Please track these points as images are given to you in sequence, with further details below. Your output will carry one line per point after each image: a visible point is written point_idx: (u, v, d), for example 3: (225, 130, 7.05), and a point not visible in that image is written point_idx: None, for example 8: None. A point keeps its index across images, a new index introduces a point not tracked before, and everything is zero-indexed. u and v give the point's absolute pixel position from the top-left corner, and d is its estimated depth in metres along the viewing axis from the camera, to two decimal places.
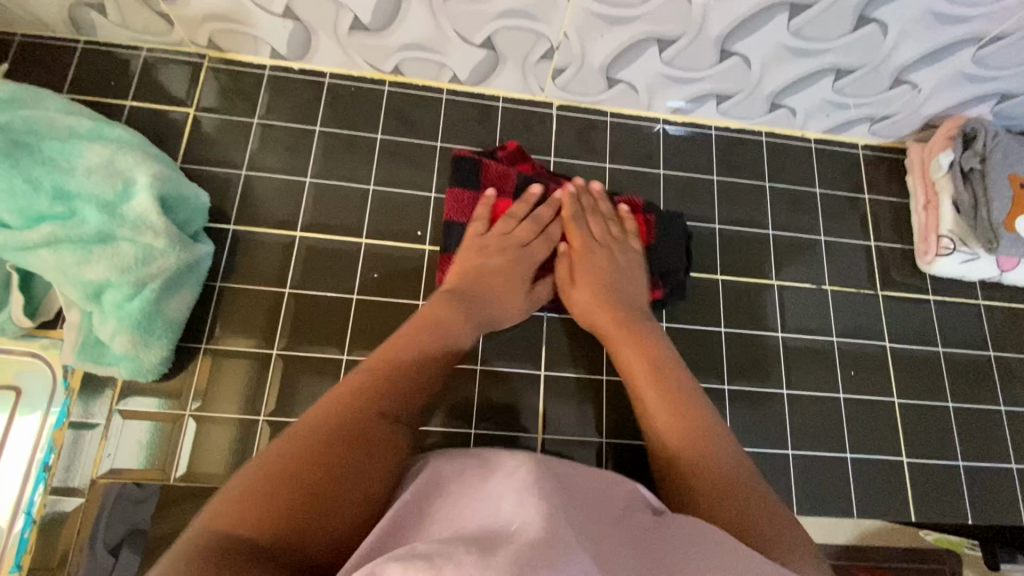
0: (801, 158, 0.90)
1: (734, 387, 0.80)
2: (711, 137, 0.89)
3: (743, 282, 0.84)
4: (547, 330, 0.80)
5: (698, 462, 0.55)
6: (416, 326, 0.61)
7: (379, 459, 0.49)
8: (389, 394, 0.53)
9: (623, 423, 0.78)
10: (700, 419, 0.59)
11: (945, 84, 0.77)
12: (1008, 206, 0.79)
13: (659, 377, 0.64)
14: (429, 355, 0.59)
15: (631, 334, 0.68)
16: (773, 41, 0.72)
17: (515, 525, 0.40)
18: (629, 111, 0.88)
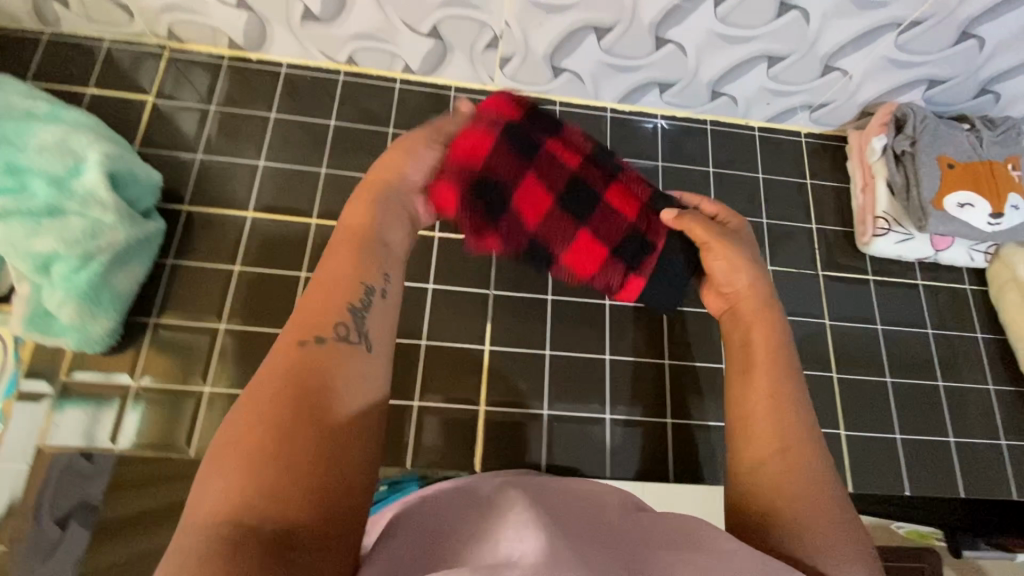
0: (745, 145, 0.93)
1: (673, 362, 0.83)
2: (658, 125, 0.92)
3: None
4: (493, 308, 0.83)
5: (780, 474, 0.46)
6: (340, 242, 0.47)
7: (342, 392, 0.40)
8: (301, 319, 0.42)
9: (566, 397, 0.80)
10: (792, 432, 0.47)
11: (874, 70, 0.81)
12: (937, 186, 0.80)
13: (755, 375, 0.51)
14: (356, 260, 0.46)
15: (743, 316, 0.55)
16: (703, 28, 0.76)
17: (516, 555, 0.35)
18: (578, 100, 0.91)
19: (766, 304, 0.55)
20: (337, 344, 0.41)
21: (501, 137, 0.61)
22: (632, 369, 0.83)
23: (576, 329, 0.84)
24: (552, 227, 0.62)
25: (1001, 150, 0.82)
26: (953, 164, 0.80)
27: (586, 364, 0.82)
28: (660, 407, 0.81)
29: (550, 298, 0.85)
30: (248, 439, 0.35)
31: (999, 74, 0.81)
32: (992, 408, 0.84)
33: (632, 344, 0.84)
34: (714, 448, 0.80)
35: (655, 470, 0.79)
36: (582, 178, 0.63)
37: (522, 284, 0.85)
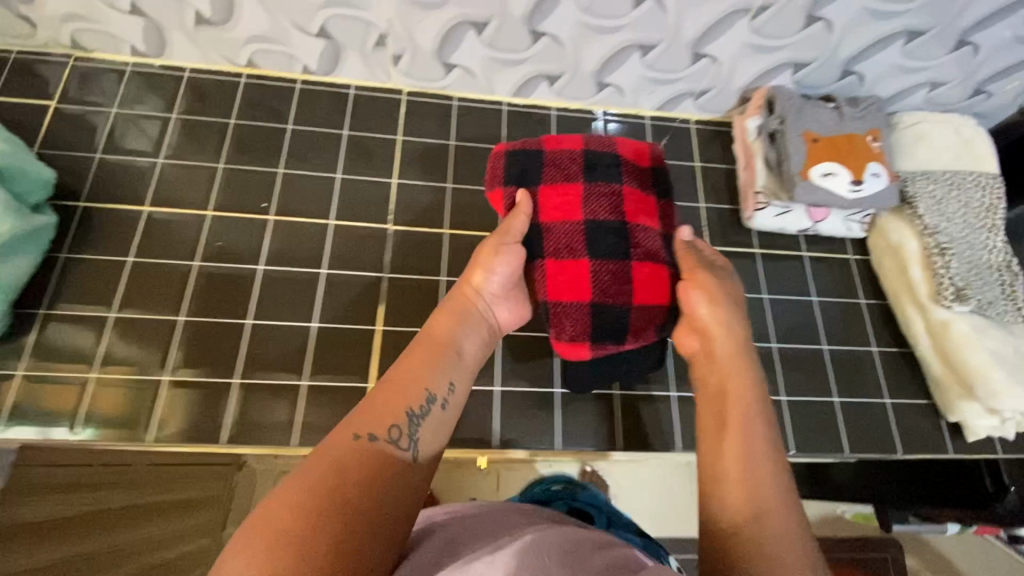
0: (636, 132, 0.98)
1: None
2: (551, 116, 0.97)
3: None
4: (385, 290, 0.84)
5: (743, 505, 0.55)
6: (425, 348, 0.64)
7: (407, 491, 0.52)
8: (369, 416, 0.54)
9: None
10: (751, 467, 0.57)
11: (739, 55, 0.86)
12: (804, 158, 0.84)
13: (727, 428, 0.62)
14: (424, 375, 0.60)
15: (722, 368, 0.68)
16: (573, 19, 0.80)
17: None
18: (474, 96, 0.95)
19: (742, 356, 0.69)
20: (388, 443, 0.53)
21: (592, 158, 0.72)
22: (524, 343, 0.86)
23: None
24: (578, 245, 0.69)
25: (860, 124, 0.87)
26: (817, 138, 0.85)
27: None
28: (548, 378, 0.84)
29: (443, 279, 0.85)
30: (316, 489, 0.46)
31: (856, 55, 0.87)
32: (877, 369, 0.87)
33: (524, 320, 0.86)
34: (604, 416, 0.84)
35: (547, 439, 0.82)
36: (634, 228, 0.70)
37: (417, 267, 0.87)
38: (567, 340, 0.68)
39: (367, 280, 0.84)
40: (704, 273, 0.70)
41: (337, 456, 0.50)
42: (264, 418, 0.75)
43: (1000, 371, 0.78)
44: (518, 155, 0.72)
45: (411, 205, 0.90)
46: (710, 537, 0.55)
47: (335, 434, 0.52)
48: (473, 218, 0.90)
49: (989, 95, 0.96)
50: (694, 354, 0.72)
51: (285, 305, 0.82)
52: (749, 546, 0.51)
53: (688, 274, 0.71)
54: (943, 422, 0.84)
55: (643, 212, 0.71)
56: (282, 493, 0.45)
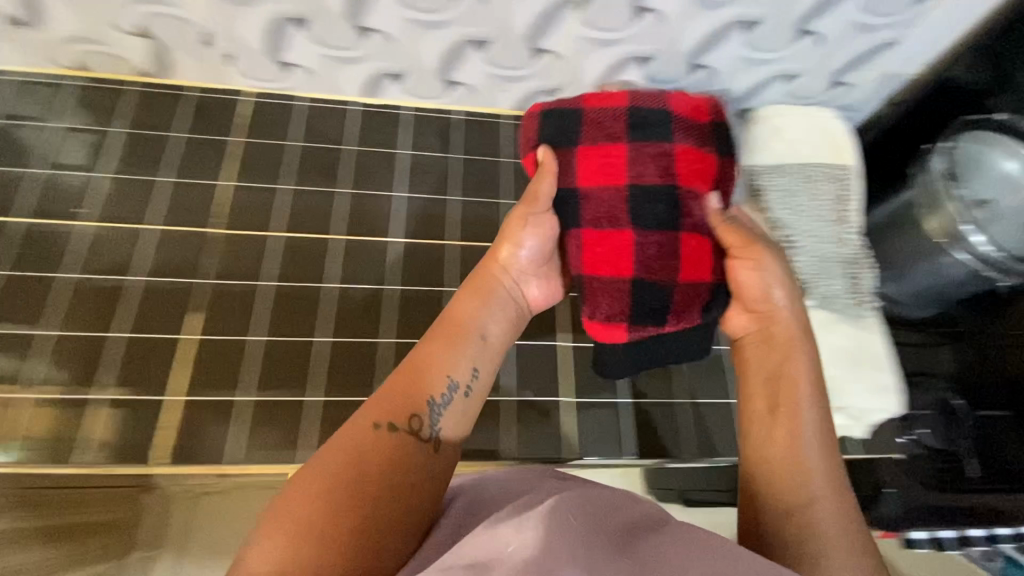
0: (494, 132, 0.96)
1: (399, 340, 0.83)
2: (404, 116, 0.95)
3: (422, 245, 0.89)
4: (205, 297, 0.82)
5: (799, 491, 0.55)
6: (444, 330, 0.61)
7: (415, 475, 0.50)
8: (393, 404, 0.53)
9: (276, 384, 0.78)
10: (807, 455, 0.57)
11: (579, 49, 0.84)
12: None
13: (783, 410, 0.60)
14: (437, 362, 0.58)
15: (776, 347, 0.65)
16: (396, 15, 0.77)
17: (510, 548, 0.37)
18: (324, 95, 0.92)
19: (798, 334, 0.66)
20: (412, 436, 0.52)
21: (642, 116, 0.66)
22: (353, 349, 0.82)
23: (303, 314, 0.82)
24: (613, 215, 0.65)
25: None
26: None
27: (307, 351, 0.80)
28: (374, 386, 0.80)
29: (275, 286, 0.84)
30: (324, 478, 0.46)
31: (697, 48, 0.85)
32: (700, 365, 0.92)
33: (354, 323, 0.83)
34: None
35: None
36: (685, 194, 0.66)
37: (244, 274, 0.84)
38: (598, 317, 0.67)
39: (188, 287, 0.82)
40: (762, 242, 0.68)
41: (355, 441, 0.49)
42: (60, 433, 0.74)
43: (835, 366, 0.79)
44: (555, 113, 0.67)
45: (243, 207, 0.87)
46: (764, 519, 0.56)
47: (353, 421, 0.51)
48: (313, 220, 0.88)
49: (848, 86, 0.94)
50: (741, 330, 0.69)
51: (97, 313, 0.80)
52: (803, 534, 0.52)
53: (735, 247, 0.67)
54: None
55: (697, 176, 0.66)
56: (304, 481, 0.46)
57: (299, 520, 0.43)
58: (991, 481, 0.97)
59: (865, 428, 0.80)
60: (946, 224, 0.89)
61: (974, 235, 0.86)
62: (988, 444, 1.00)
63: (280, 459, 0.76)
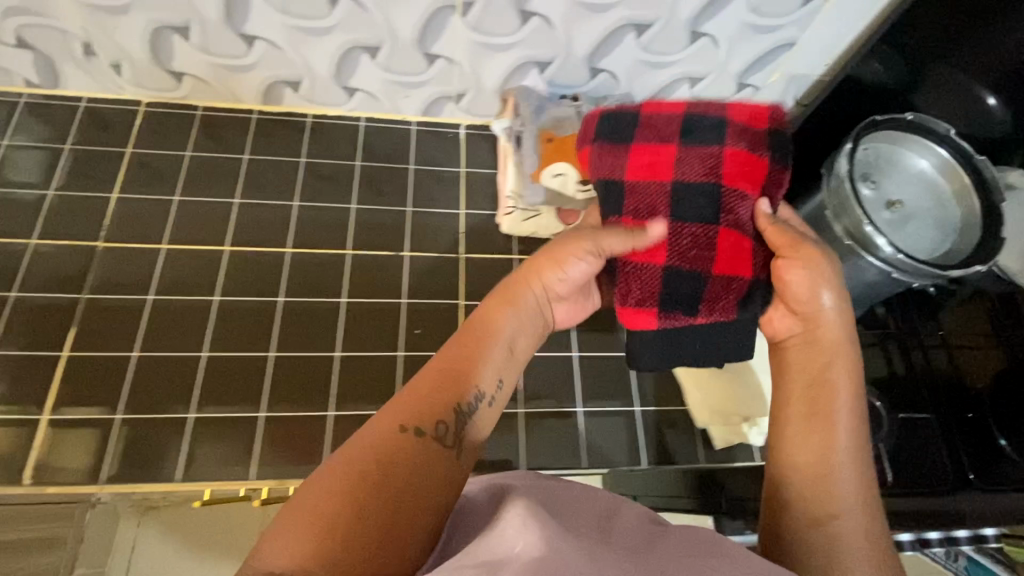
0: (400, 139, 0.96)
1: (277, 354, 0.86)
2: (307, 124, 0.94)
3: (309, 254, 0.90)
4: (81, 311, 0.86)
5: (828, 501, 0.58)
6: (469, 336, 0.60)
7: (443, 471, 0.50)
8: (415, 408, 0.52)
9: (147, 396, 0.83)
10: (839, 464, 0.59)
11: (472, 54, 0.83)
12: (538, 160, 0.83)
13: (819, 418, 0.61)
14: (462, 377, 0.56)
15: (821, 350, 0.64)
16: (278, 23, 0.77)
17: (518, 549, 0.39)
18: (220, 105, 0.94)
19: (846, 337, 0.64)
20: (437, 443, 0.51)
21: (693, 121, 0.69)
22: (232, 363, 0.85)
23: (172, 332, 0.86)
24: (657, 206, 0.68)
25: None
26: (552, 138, 0.84)
27: (177, 364, 0.84)
28: (253, 400, 0.83)
29: (151, 299, 0.87)
30: (352, 477, 0.46)
31: (594, 51, 0.83)
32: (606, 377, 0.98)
33: (241, 338, 0.86)
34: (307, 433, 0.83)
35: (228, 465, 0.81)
36: (726, 192, 0.67)
37: (124, 288, 0.87)
38: (630, 302, 0.70)
39: (68, 303, 0.86)
40: (805, 241, 0.65)
41: (381, 442, 0.49)
42: None
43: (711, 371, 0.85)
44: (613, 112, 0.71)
45: (136, 219, 0.90)
46: (789, 523, 0.59)
47: (383, 422, 0.50)
48: (202, 232, 0.90)
49: (755, 89, 0.93)
50: (785, 332, 0.67)
51: None
52: (824, 542, 0.56)
53: (783, 247, 0.65)
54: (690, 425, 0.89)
55: (746, 178, 0.67)
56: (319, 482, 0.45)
57: (314, 520, 0.43)
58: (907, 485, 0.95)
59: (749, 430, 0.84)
60: (852, 226, 0.88)
61: (878, 237, 0.85)
62: (910, 445, 0.99)
63: (159, 476, 0.80)
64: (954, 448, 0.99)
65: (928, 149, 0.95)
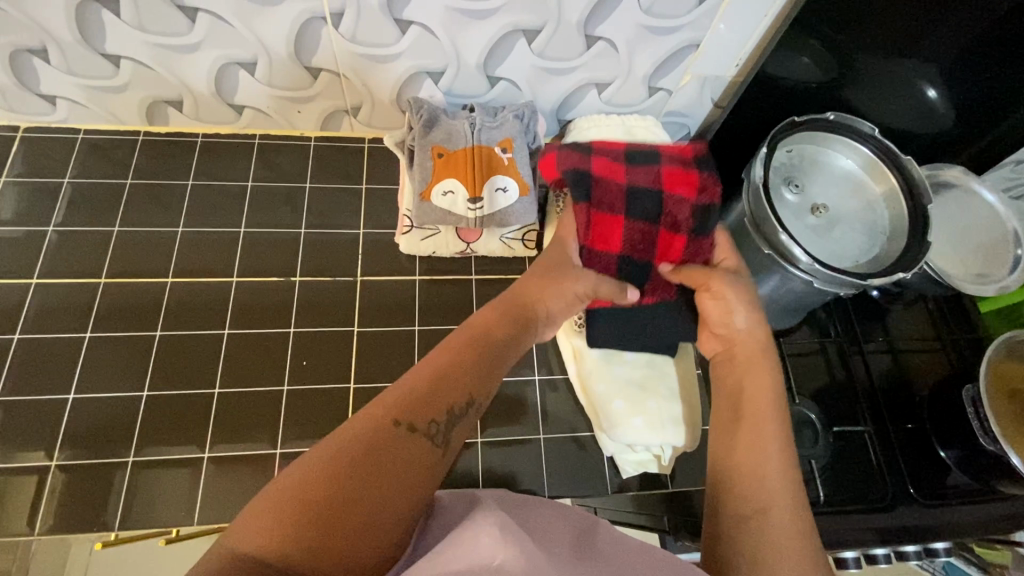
0: (297, 156, 0.91)
1: (152, 393, 0.75)
2: (197, 144, 0.90)
3: (196, 282, 0.82)
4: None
5: (754, 498, 0.51)
6: (463, 334, 0.53)
7: (422, 475, 0.41)
8: (415, 399, 0.44)
9: (6, 445, 0.71)
10: (768, 465, 0.53)
11: (354, 65, 0.79)
12: (429, 177, 0.79)
13: (745, 422, 0.57)
14: (464, 371, 0.48)
15: (738, 362, 0.63)
16: (140, 41, 0.74)
17: (500, 560, 0.36)
18: (104, 126, 0.88)
19: (760, 349, 0.63)
20: (432, 442, 0.42)
21: (637, 149, 0.80)
22: (101, 404, 0.74)
23: (39, 369, 0.75)
24: (611, 202, 0.75)
25: (494, 133, 0.82)
26: (443, 153, 0.80)
27: (43, 410, 0.73)
28: (122, 444, 0.72)
29: (17, 337, 0.76)
30: (327, 464, 0.37)
31: (485, 60, 0.80)
32: (534, 401, 0.84)
33: (111, 372, 0.75)
34: (190, 481, 0.71)
35: (102, 518, 0.69)
36: (670, 198, 0.76)
37: None
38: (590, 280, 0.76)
39: None
40: (717, 273, 0.69)
41: (369, 428, 0.40)
42: None
43: (619, 399, 0.78)
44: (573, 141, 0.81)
45: None
46: (718, 528, 0.51)
47: (376, 410, 0.42)
48: (75, 261, 0.81)
49: (667, 92, 0.90)
50: (711, 354, 0.68)
51: None
52: (749, 544, 0.48)
53: (701, 282, 0.70)
54: (603, 456, 0.82)
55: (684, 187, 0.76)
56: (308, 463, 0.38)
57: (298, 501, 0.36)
58: (838, 501, 0.90)
59: (661, 463, 0.79)
60: (770, 235, 0.83)
61: (795, 246, 0.80)
62: (846, 460, 0.95)
63: (2, 537, 0.67)
64: (890, 452, 0.95)
65: (851, 149, 0.91)
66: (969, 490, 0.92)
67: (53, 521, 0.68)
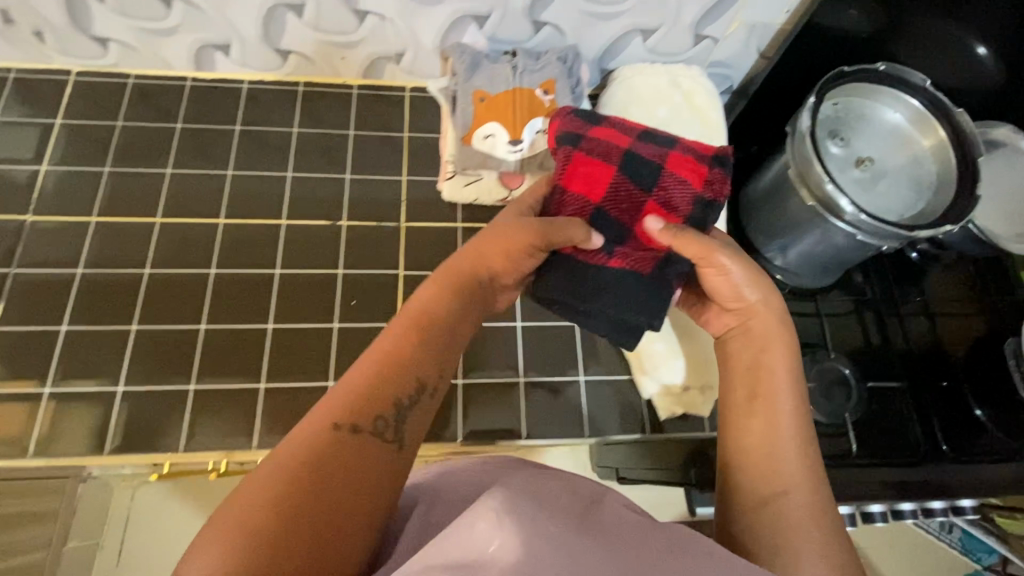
0: (339, 103, 0.92)
1: (209, 327, 0.78)
2: (243, 90, 0.91)
3: (246, 223, 0.84)
4: (8, 287, 0.77)
5: (771, 485, 0.50)
6: (406, 321, 0.50)
7: (375, 469, 0.41)
8: (354, 400, 0.43)
9: (77, 371, 0.74)
10: (784, 453, 0.51)
11: (401, 9, 0.80)
12: (472, 121, 0.80)
13: (760, 401, 0.54)
14: (415, 360, 0.47)
15: (754, 338, 0.58)
16: None
17: (494, 549, 0.29)
18: (152, 72, 0.90)
19: (779, 322, 0.58)
20: (381, 438, 0.42)
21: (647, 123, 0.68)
22: (160, 337, 0.77)
23: (104, 303, 0.78)
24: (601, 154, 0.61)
25: (536, 76, 0.81)
26: (485, 97, 0.80)
27: (109, 341, 0.76)
28: (183, 373, 0.75)
29: (79, 272, 0.79)
30: (261, 496, 0.36)
31: (531, 4, 0.80)
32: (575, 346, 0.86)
33: (169, 307, 0.78)
34: (247, 410, 0.74)
35: (168, 441, 0.73)
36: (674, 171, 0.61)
37: (55, 258, 0.80)
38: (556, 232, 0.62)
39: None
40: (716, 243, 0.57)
41: (299, 454, 0.39)
42: None
43: (660, 342, 0.80)
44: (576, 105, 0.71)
45: (60, 189, 0.83)
46: (741, 504, 0.50)
47: (308, 426, 0.40)
48: (132, 202, 0.84)
49: (713, 40, 0.89)
50: (721, 330, 0.61)
51: None
52: (767, 527, 0.47)
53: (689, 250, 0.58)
54: (642, 400, 0.83)
55: (689, 175, 0.61)
56: (228, 515, 0.36)
57: (224, 557, 0.34)
58: (868, 457, 0.92)
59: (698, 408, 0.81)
60: (816, 188, 0.83)
61: (841, 197, 0.80)
62: (880, 416, 0.96)
63: (77, 456, 0.71)
64: (924, 413, 0.96)
65: (899, 102, 0.90)
66: (1004, 449, 0.91)
67: (121, 442, 0.72)
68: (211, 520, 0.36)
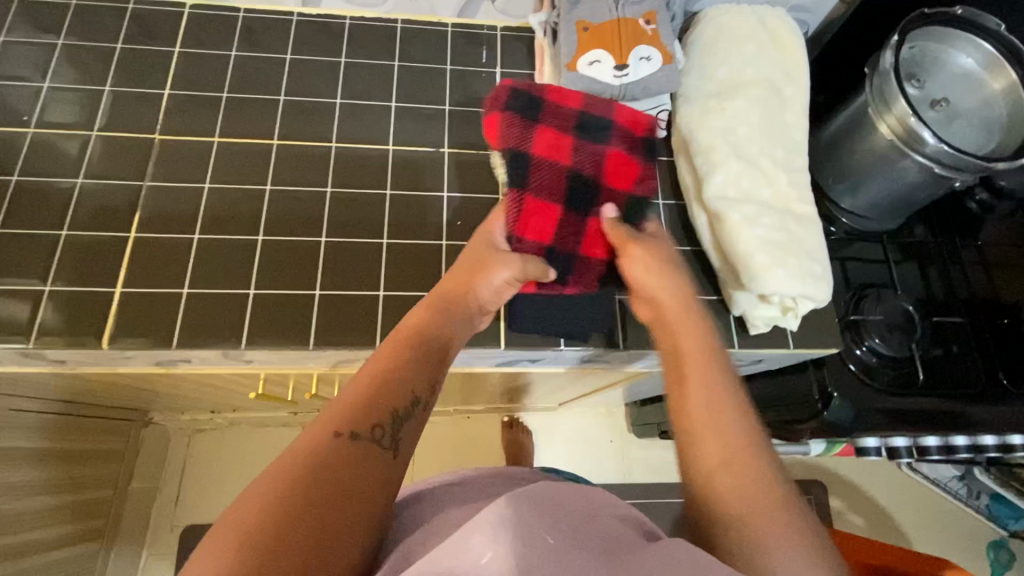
0: (435, 39, 0.96)
1: (329, 240, 0.83)
2: (345, 25, 0.96)
3: (357, 148, 0.89)
4: (143, 198, 0.83)
5: (715, 457, 0.57)
6: (397, 338, 0.60)
7: (371, 469, 0.48)
8: (350, 412, 0.50)
9: (210, 275, 0.79)
10: (725, 426, 0.59)
11: None
12: (574, 49, 0.83)
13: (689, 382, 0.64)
14: (406, 366, 0.57)
15: (676, 328, 0.70)
16: None
17: (487, 559, 0.38)
18: (262, 7, 0.95)
19: (690, 311, 0.71)
20: (378, 446, 0.49)
21: (585, 121, 0.82)
22: (284, 247, 0.82)
23: (232, 215, 0.83)
24: (550, 187, 0.77)
25: (636, 9, 0.85)
26: (588, 27, 0.83)
27: (238, 248, 0.81)
28: (308, 279, 0.80)
29: (207, 186, 0.85)
30: (262, 496, 0.42)
31: None
32: None
33: (289, 220, 0.84)
34: (365, 314, 0.79)
35: (296, 339, 0.77)
36: (607, 184, 0.81)
37: (184, 174, 0.85)
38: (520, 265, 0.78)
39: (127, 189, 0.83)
40: (639, 241, 0.76)
41: (303, 451, 0.46)
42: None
43: (763, 255, 0.77)
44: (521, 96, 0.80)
45: (182, 111, 0.89)
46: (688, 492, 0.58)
47: (312, 432, 0.48)
48: (250, 125, 0.89)
49: None
50: (646, 318, 0.77)
51: (37, 212, 0.80)
52: (718, 500, 0.55)
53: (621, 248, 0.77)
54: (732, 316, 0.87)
55: (620, 175, 0.82)
56: (236, 517, 0.41)
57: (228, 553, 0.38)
58: (934, 388, 0.97)
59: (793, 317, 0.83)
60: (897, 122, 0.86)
61: (923, 130, 0.83)
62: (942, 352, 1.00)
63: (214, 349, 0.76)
64: (985, 351, 1.01)
65: (974, 46, 0.93)
66: None
67: (253, 337, 0.77)
68: (214, 527, 0.41)
